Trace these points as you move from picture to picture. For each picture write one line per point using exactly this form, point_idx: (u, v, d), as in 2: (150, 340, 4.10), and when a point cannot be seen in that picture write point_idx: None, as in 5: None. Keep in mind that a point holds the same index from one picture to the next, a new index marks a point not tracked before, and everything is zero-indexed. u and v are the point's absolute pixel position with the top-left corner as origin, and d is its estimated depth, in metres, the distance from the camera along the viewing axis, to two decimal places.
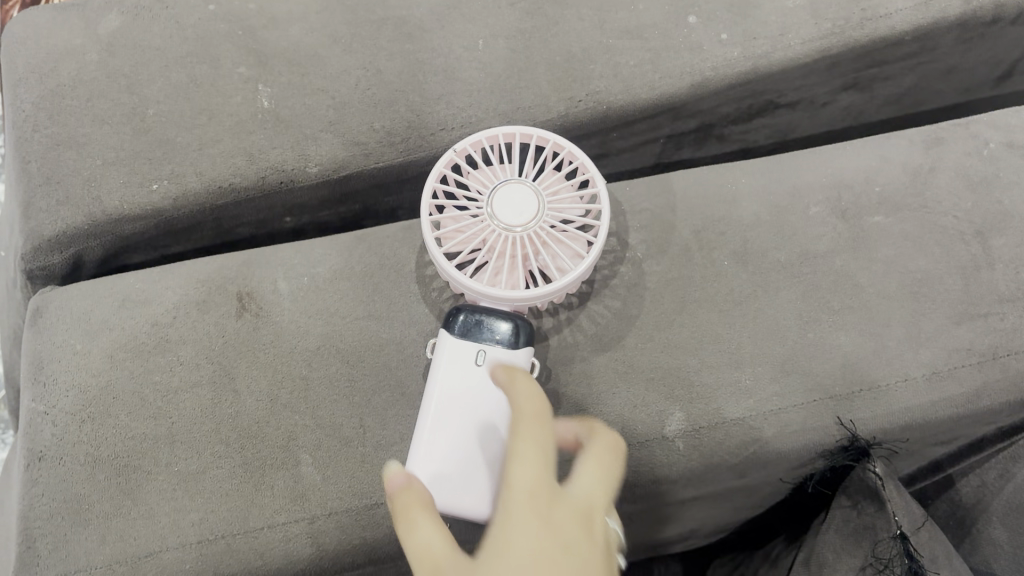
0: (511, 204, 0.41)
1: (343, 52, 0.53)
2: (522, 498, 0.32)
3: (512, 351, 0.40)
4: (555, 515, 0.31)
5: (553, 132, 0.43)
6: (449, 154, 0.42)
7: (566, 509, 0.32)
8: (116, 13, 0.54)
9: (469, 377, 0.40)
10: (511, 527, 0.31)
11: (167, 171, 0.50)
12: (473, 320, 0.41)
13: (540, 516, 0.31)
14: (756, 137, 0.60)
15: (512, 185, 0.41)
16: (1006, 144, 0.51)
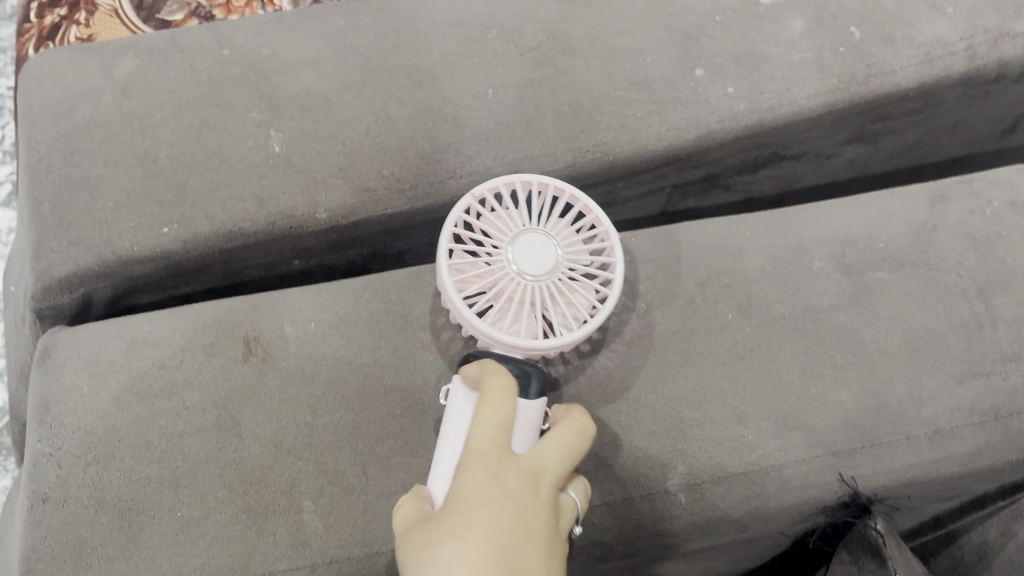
0: (528, 253, 0.41)
1: (355, 99, 0.54)
2: (474, 458, 0.36)
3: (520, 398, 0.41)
4: (502, 468, 0.36)
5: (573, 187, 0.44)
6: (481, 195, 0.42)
7: (515, 465, 0.36)
8: (131, 55, 0.55)
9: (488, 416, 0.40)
10: (462, 482, 0.35)
11: (179, 214, 0.50)
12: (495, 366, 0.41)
13: (483, 468, 0.36)
14: (761, 189, 0.61)
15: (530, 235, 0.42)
16: (1008, 203, 0.51)
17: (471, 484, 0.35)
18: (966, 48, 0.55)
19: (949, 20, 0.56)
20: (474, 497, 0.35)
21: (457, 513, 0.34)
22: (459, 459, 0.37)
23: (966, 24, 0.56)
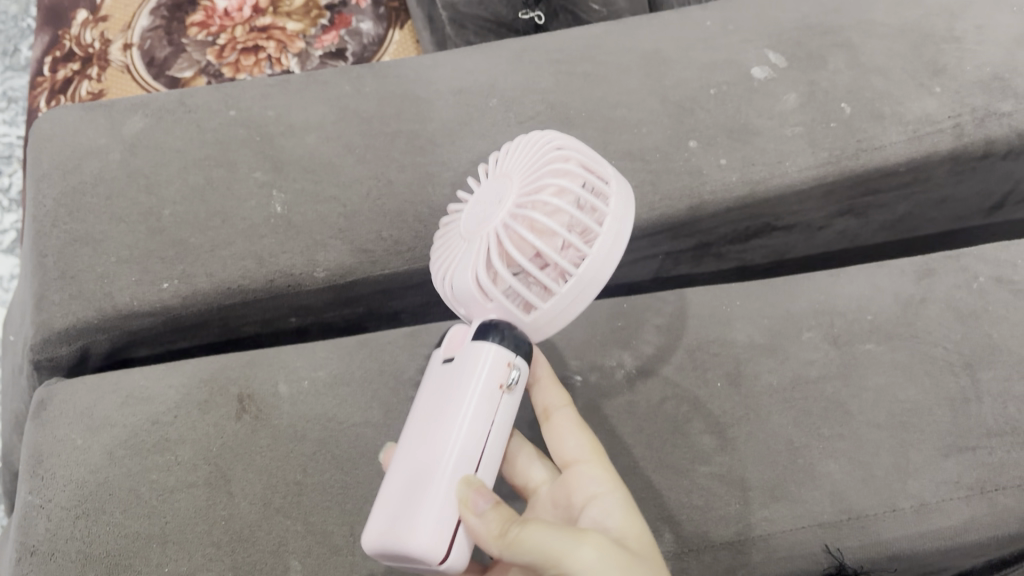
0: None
1: (357, 162, 0.55)
2: (609, 474, 0.41)
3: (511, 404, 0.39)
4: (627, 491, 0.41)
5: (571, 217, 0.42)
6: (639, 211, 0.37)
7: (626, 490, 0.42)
8: (140, 115, 0.56)
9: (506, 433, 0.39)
10: (611, 496, 0.40)
11: (179, 271, 0.51)
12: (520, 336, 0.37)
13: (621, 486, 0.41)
14: (754, 258, 0.62)
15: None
16: (994, 278, 0.52)
17: (616, 499, 0.40)
18: (954, 126, 0.57)
19: (938, 99, 0.57)
20: (628, 515, 0.39)
21: (627, 526, 0.38)
22: (583, 471, 0.41)
23: (954, 103, 0.57)
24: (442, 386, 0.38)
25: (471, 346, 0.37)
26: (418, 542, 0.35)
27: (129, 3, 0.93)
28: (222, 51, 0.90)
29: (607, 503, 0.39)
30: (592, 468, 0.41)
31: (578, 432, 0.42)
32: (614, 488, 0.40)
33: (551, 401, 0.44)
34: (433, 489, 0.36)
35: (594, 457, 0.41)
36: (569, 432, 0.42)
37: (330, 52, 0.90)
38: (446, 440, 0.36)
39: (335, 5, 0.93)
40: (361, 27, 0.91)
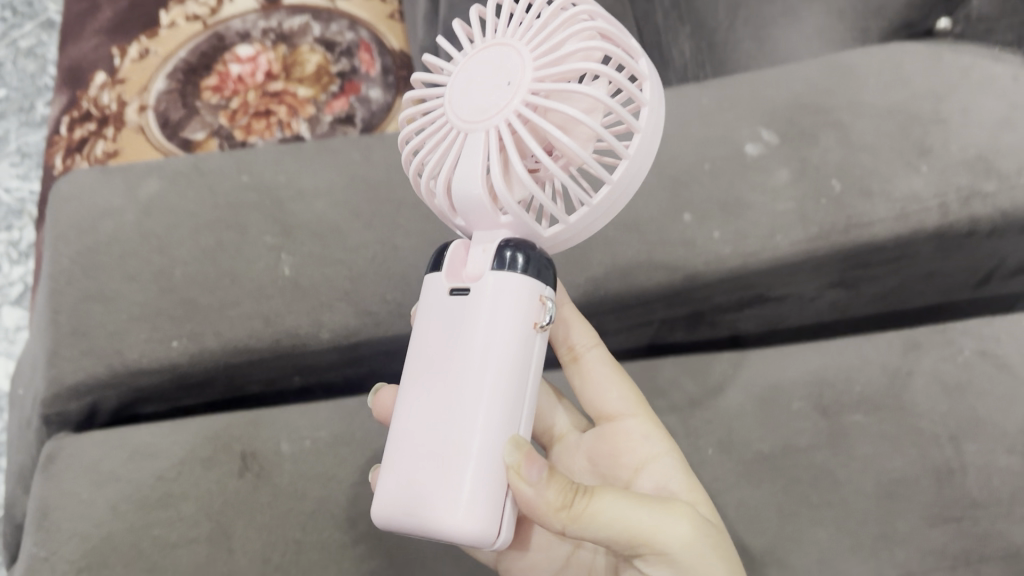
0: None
1: (363, 227, 0.57)
2: (657, 431, 0.46)
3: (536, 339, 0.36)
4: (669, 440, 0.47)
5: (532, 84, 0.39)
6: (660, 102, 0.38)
7: None
8: (155, 178, 0.59)
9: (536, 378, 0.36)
10: (664, 457, 0.45)
11: (188, 330, 0.53)
12: (544, 264, 0.35)
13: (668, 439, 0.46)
14: (748, 326, 0.64)
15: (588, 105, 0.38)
16: (979, 351, 0.53)
17: (669, 456, 0.45)
18: (939, 204, 0.58)
19: (925, 178, 0.59)
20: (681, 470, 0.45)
21: (684, 485, 0.44)
22: (633, 429, 0.45)
23: (940, 182, 0.59)
24: (458, 328, 0.34)
25: (495, 280, 0.34)
26: (470, 524, 0.32)
27: (147, 67, 0.97)
28: (234, 114, 0.92)
29: (663, 465, 0.45)
30: (639, 423, 0.46)
31: (617, 380, 0.46)
32: (665, 446, 0.45)
33: (581, 341, 0.46)
34: (472, 459, 0.32)
35: (639, 411, 0.46)
36: (609, 385, 0.46)
37: (339, 117, 0.93)
38: (484, 401, 0.33)
39: (345, 72, 0.95)
40: (370, 94, 0.94)
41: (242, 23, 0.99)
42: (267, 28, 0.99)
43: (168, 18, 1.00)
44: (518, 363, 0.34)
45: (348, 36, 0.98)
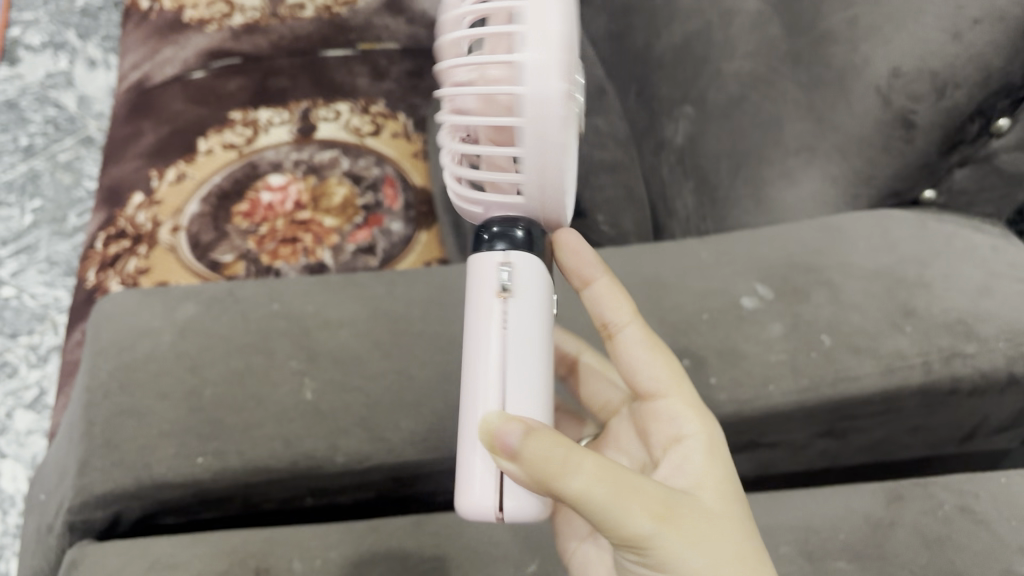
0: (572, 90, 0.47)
1: (382, 357, 0.61)
2: (688, 409, 0.54)
3: (517, 298, 0.46)
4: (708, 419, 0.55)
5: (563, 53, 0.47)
6: (577, 25, 0.41)
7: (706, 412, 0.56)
8: (192, 303, 0.63)
9: (524, 342, 0.46)
10: (694, 440, 0.54)
11: (212, 447, 0.56)
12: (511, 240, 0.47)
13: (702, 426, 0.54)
14: (743, 469, 0.68)
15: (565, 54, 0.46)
16: (958, 506, 0.56)
17: (701, 442, 0.53)
18: (922, 362, 0.62)
19: (909, 336, 0.63)
20: (710, 461, 0.53)
21: (707, 474, 0.52)
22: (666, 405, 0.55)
23: (923, 342, 0.62)
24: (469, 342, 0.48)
25: (470, 282, 0.47)
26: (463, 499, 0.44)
27: (183, 190, 1.03)
28: (262, 239, 0.98)
29: (689, 446, 0.54)
30: (671, 404, 0.55)
31: (644, 355, 0.55)
32: (691, 434, 0.54)
33: (615, 321, 0.56)
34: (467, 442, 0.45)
35: (673, 393, 0.55)
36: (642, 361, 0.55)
37: (361, 248, 0.99)
38: (472, 388, 0.46)
39: (370, 205, 1.01)
40: (392, 227, 1.00)
41: (275, 154, 1.06)
42: (298, 159, 1.06)
43: (206, 145, 1.07)
44: (483, 344, 0.46)
45: (374, 171, 1.04)
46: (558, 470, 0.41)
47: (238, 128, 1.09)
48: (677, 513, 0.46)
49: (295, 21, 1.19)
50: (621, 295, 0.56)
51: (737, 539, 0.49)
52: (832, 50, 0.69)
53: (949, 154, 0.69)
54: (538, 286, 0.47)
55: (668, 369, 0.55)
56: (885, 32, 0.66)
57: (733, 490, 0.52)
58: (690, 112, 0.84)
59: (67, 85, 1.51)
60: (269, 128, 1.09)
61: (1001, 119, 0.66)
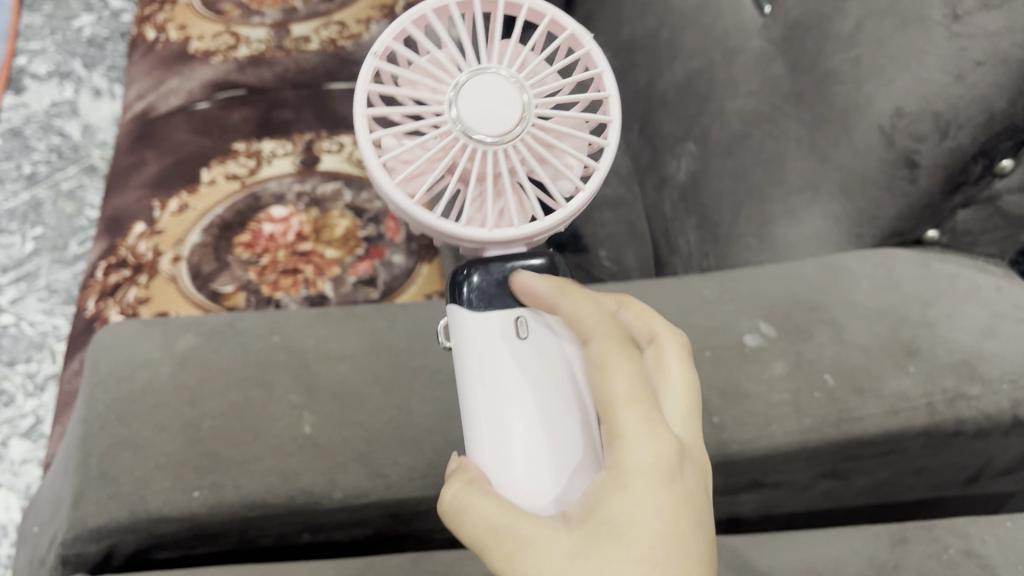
0: (488, 114, 0.50)
1: (382, 391, 0.60)
2: (623, 422, 0.48)
3: (457, 339, 0.56)
4: (652, 434, 0.48)
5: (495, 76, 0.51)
6: (375, 81, 0.51)
7: (659, 428, 0.48)
8: (192, 334, 0.63)
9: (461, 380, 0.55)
10: (629, 461, 0.47)
11: (209, 481, 0.55)
12: (465, 289, 0.55)
13: (638, 447, 0.47)
14: (744, 509, 0.67)
15: (471, 78, 0.51)
16: (963, 551, 0.56)
17: (629, 464, 0.47)
18: (926, 404, 0.61)
19: (913, 377, 0.62)
20: (639, 484, 0.47)
21: (624, 503, 0.46)
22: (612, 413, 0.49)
23: (927, 382, 0.62)
24: None
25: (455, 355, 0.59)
26: None
27: (185, 220, 1.03)
28: (263, 270, 0.99)
29: (619, 470, 0.47)
30: (611, 423, 0.49)
31: (595, 373, 0.51)
32: (610, 465, 0.48)
33: (586, 329, 0.53)
34: None
35: (618, 408, 0.49)
36: (603, 370, 0.51)
37: (362, 279, 0.99)
38: None
39: (371, 237, 1.02)
40: (393, 259, 1.00)
41: (278, 185, 1.06)
42: (301, 191, 1.06)
43: (209, 175, 1.07)
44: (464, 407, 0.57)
45: (377, 204, 1.05)
46: (452, 516, 0.49)
47: (241, 159, 1.09)
48: (549, 562, 0.45)
49: (300, 54, 1.21)
50: (590, 317, 0.53)
51: None
52: (834, 89, 0.70)
53: (953, 195, 0.69)
54: (461, 325, 0.55)
55: (608, 395, 0.49)
56: (888, 71, 0.66)
57: (633, 546, 0.45)
58: (693, 149, 0.85)
59: (72, 114, 1.51)
60: (273, 159, 1.09)
61: (1004, 160, 0.67)
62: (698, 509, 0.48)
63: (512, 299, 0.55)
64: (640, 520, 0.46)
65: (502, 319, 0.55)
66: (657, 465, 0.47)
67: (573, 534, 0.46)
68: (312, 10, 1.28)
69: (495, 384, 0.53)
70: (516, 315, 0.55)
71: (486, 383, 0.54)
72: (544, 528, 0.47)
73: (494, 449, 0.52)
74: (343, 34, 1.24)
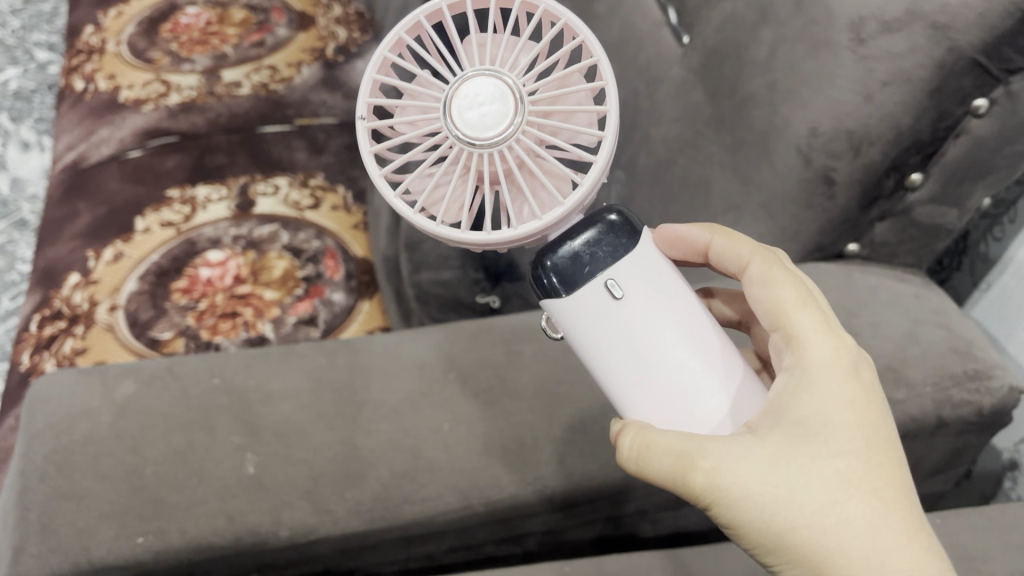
0: (479, 116, 0.54)
1: (324, 428, 0.61)
2: (799, 320, 0.54)
3: (561, 313, 0.56)
4: (826, 329, 0.54)
5: (480, 70, 0.54)
6: (363, 133, 0.55)
7: (825, 321, 0.54)
8: (131, 380, 0.63)
9: (584, 347, 0.57)
10: (812, 356, 0.53)
11: (154, 526, 0.55)
12: (563, 269, 0.55)
13: (819, 343, 0.53)
14: (689, 523, 0.70)
15: (462, 86, 0.54)
16: None
17: (814, 358, 0.53)
18: None
19: None
20: (828, 375, 0.53)
21: (821, 393, 0.52)
22: (781, 313, 0.55)
23: None
24: None
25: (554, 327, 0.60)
26: None
27: (120, 269, 1.03)
28: (201, 315, 0.98)
29: (806, 367, 0.53)
30: (787, 322, 0.54)
31: (756, 286, 0.56)
32: (794, 369, 0.54)
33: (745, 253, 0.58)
34: None
35: (789, 308, 0.54)
36: (766, 278, 0.56)
37: (303, 319, 0.98)
38: None
39: (310, 277, 1.02)
40: (333, 297, 1.00)
41: (213, 230, 1.06)
42: (237, 234, 1.06)
43: (144, 224, 1.07)
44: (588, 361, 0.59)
45: (314, 244, 1.05)
46: (632, 461, 0.52)
47: (176, 206, 1.09)
48: (754, 468, 0.50)
49: (231, 99, 1.21)
50: (737, 245, 0.59)
51: (857, 479, 0.51)
52: (752, 113, 0.72)
53: (869, 209, 0.72)
54: (560, 303, 0.56)
55: (777, 303, 0.55)
56: (802, 94, 0.69)
57: (832, 441, 0.51)
58: (622, 177, 0.88)
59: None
60: (207, 204, 1.09)
61: (914, 174, 0.70)
62: (879, 401, 0.54)
63: (592, 269, 0.55)
64: (835, 415, 0.52)
65: (593, 290, 0.55)
66: (837, 361, 0.53)
67: (770, 437, 0.51)
68: (243, 55, 1.28)
69: (615, 343, 0.55)
70: (604, 279, 0.55)
71: (609, 338, 0.55)
72: (735, 444, 0.51)
73: (642, 397, 0.55)
74: (275, 78, 1.24)
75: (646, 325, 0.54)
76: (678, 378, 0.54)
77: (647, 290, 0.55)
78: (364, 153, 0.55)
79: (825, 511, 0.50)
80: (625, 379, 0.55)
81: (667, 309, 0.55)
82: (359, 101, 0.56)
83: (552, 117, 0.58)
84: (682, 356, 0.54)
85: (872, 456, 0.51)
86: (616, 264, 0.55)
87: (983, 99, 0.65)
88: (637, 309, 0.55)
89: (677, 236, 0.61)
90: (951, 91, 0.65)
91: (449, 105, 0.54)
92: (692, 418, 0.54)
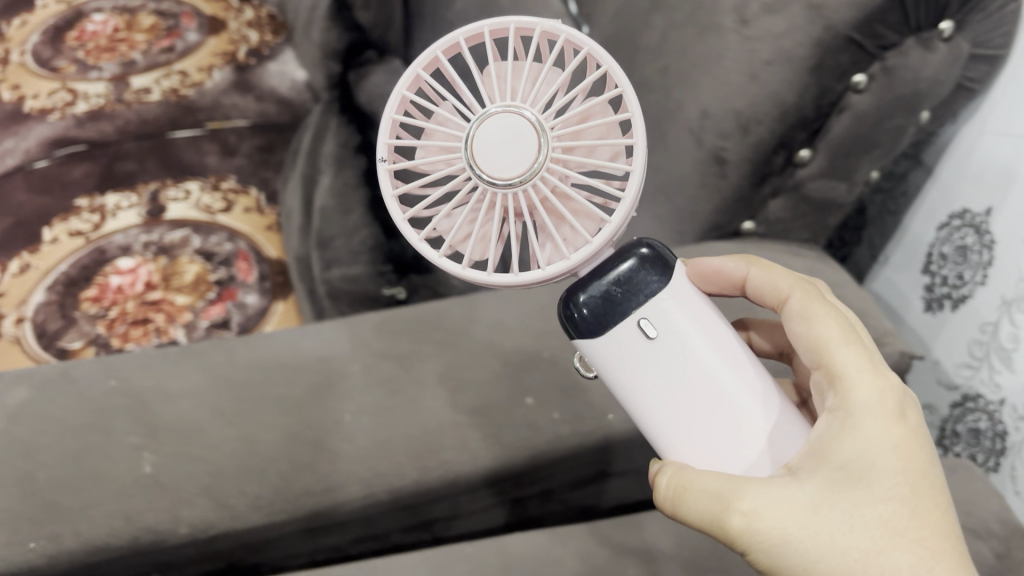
0: (506, 154, 0.50)
1: (225, 425, 0.60)
2: (840, 357, 0.50)
3: (594, 353, 0.54)
4: (872, 366, 0.50)
5: (503, 104, 0.50)
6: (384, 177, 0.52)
7: (872, 357, 0.50)
8: (25, 387, 0.62)
9: (617, 385, 0.54)
10: (856, 395, 0.49)
11: (47, 531, 0.54)
12: (597, 309, 0.52)
13: (865, 381, 0.49)
14: (597, 501, 0.71)
15: (486, 121, 0.51)
16: None
17: (860, 398, 0.49)
18: None
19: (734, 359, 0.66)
20: (875, 416, 0.49)
21: (866, 434, 0.48)
22: (821, 348, 0.51)
23: None
24: None
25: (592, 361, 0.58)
26: None
27: (27, 281, 1.01)
28: (112, 323, 0.97)
29: (849, 406, 0.49)
30: (827, 358, 0.51)
31: (796, 321, 0.53)
32: (838, 411, 0.50)
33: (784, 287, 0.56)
34: None
35: (828, 343, 0.51)
36: (803, 312, 0.53)
37: (215, 323, 0.97)
38: None
39: (222, 280, 1.01)
40: (246, 299, 1.00)
41: (124, 237, 1.05)
42: (148, 241, 1.05)
43: (51, 234, 1.05)
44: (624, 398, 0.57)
45: (227, 247, 1.04)
46: (668, 501, 0.50)
47: (84, 215, 1.07)
48: (793, 512, 0.47)
49: (140, 106, 1.20)
50: (776, 277, 0.57)
51: (903, 530, 0.47)
52: (648, 98, 0.75)
53: (762, 186, 0.73)
54: (590, 343, 0.54)
55: (818, 339, 0.51)
56: (693, 78, 0.70)
57: (877, 485, 0.47)
58: None
59: None
60: (117, 212, 1.08)
61: (802, 150, 0.71)
62: (928, 448, 0.49)
63: (624, 308, 0.52)
64: (881, 460, 0.48)
65: (627, 331, 0.52)
66: (884, 404, 0.49)
67: (812, 481, 0.48)
68: (152, 60, 1.27)
69: (650, 383, 0.53)
70: (637, 319, 0.52)
71: (644, 377, 0.53)
72: (774, 487, 0.47)
73: (680, 437, 0.53)
74: (185, 82, 1.23)
75: (679, 365, 0.52)
76: (713, 420, 0.52)
77: (681, 328, 0.52)
78: (387, 198, 0.53)
79: (869, 560, 0.46)
80: (663, 418, 0.53)
81: (701, 347, 0.52)
82: (379, 142, 0.53)
83: (577, 148, 0.55)
84: (717, 397, 0.52)
85: (918, 502, 0.48)
86: (648, 302, 0.52)
87: (861, 74, 0.66)
88: (672, 349, 0.52)
89: (711, 269, 0.60)
90: (830, 68, 0.65)
91: (473, 143, 0.51)
92: (727, 460, 0.51)
